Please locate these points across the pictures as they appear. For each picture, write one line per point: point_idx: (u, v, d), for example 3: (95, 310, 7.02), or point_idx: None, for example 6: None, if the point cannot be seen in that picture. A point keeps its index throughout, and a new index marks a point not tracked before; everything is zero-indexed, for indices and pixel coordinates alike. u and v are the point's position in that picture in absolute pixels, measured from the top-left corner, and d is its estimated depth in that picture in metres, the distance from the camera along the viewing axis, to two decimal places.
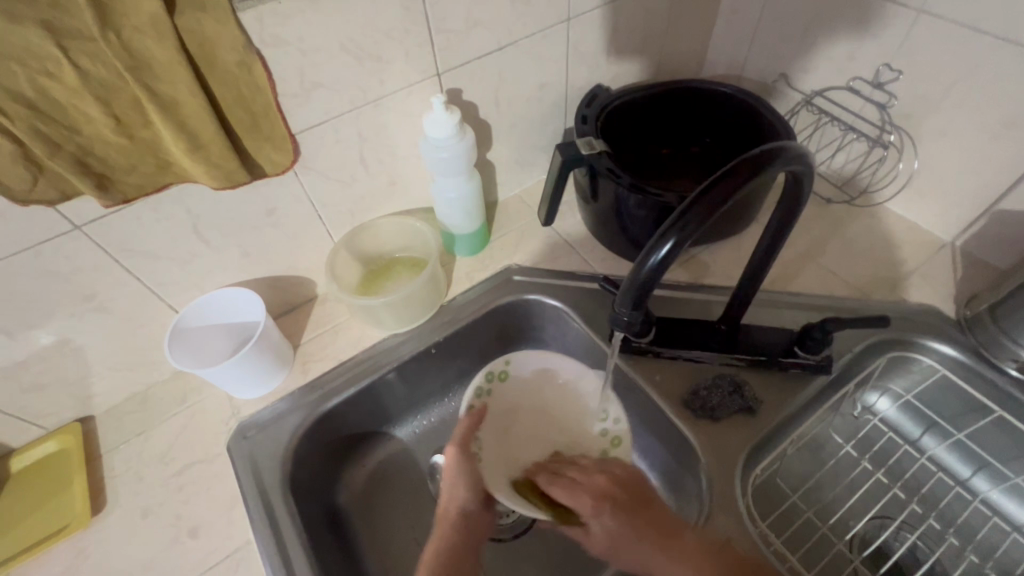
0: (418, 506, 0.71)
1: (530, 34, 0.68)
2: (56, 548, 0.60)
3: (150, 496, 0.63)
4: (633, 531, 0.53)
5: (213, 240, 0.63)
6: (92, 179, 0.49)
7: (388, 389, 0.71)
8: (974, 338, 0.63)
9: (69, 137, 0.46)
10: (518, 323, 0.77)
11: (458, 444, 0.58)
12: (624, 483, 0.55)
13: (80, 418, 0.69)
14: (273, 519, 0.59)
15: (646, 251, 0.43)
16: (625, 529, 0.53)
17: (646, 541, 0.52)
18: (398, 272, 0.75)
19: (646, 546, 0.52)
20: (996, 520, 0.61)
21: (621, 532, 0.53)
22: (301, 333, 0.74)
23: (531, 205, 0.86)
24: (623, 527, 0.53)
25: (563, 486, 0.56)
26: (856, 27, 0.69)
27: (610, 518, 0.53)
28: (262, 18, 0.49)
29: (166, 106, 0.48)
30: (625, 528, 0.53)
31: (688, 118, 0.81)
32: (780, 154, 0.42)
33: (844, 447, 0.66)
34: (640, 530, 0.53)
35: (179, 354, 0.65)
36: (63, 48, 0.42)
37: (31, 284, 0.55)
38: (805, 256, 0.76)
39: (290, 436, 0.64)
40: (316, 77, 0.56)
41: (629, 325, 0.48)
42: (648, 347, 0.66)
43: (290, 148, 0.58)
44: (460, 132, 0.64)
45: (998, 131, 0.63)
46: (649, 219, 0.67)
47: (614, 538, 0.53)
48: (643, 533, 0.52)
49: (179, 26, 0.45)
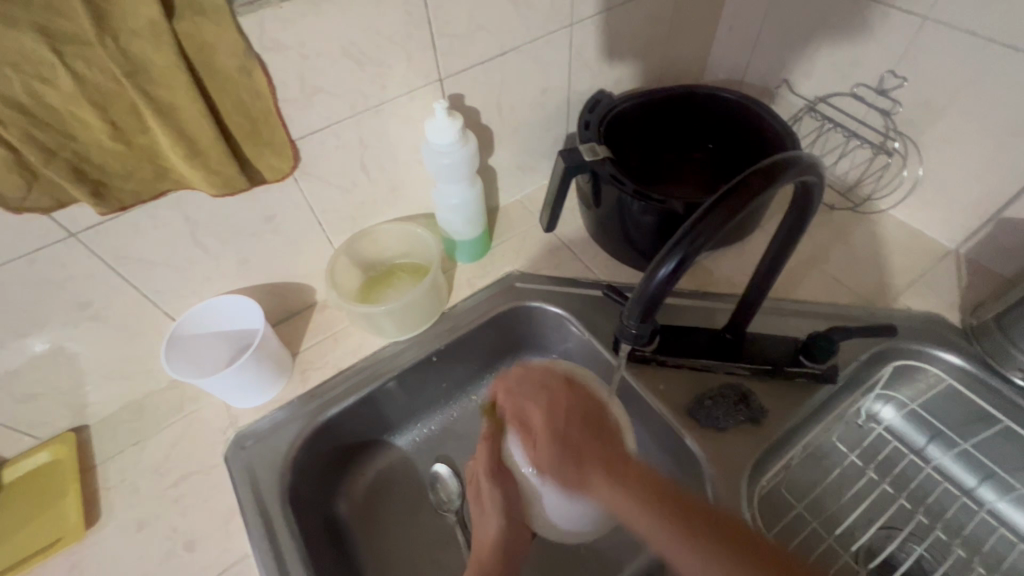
0: (418, 515, 0.70)
1: (534, 39, 0.67)
2: (48, 562, 0.58)
3: (145, 507, 0.61)
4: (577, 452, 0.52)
5: (211, 246, 0.62)
6: (88, 187, 0.48)
7: (389, 398, 0.70)
8: (980, 347, 0.62)
9: (64, 143, 0.45)
10: (521, 330, 0.76)
11: (485, 466, 0.58)
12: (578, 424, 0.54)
13: (74, 427, 0.67)
14: (271, 530, 0.57)
15: (656, 264, 0.42)
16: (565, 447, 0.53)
17: (590, 459, 0.51)
18: (398, 279, 0.74)
19: (584, 464, 0.51)
20: (1002, 531, 0.60)
21: (554, 463, 0.52)
22: (300, 341, 0.73)
23: (532, 211, 0.85)
24: (566, 451, 0.52)
25: (524, 438, 0.56)
26: (860, 34, 0.69)
27: (551, 446, 0.53)
28: (262, 23, 0.49)
29: (164, 112, 0.47)
30: (563, 465, 0.52)
31: (692, 124, 0.80)
32: (792, 164, 0.42)
33: (849, 456, 0.65)
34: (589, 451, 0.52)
35: (176, 363, 0.64)
36: (58, 53, 0.41)
37: (25, 292, 0.54)
38: (809, 264, 0.76)
39: (289, 446, 0.63)
40: (317, 83, 0.55)
41: (637, 337, 0.48)
42: (652, 356, 0.65)
43: (289, 154, 0.57)
44: (462, 138, 0.63)
45: (1003, 139, 0.62)
46: (653, 226, 0.66)
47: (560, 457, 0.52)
48: (584, 455, 0.51)
49: (177, 30, 0.44)
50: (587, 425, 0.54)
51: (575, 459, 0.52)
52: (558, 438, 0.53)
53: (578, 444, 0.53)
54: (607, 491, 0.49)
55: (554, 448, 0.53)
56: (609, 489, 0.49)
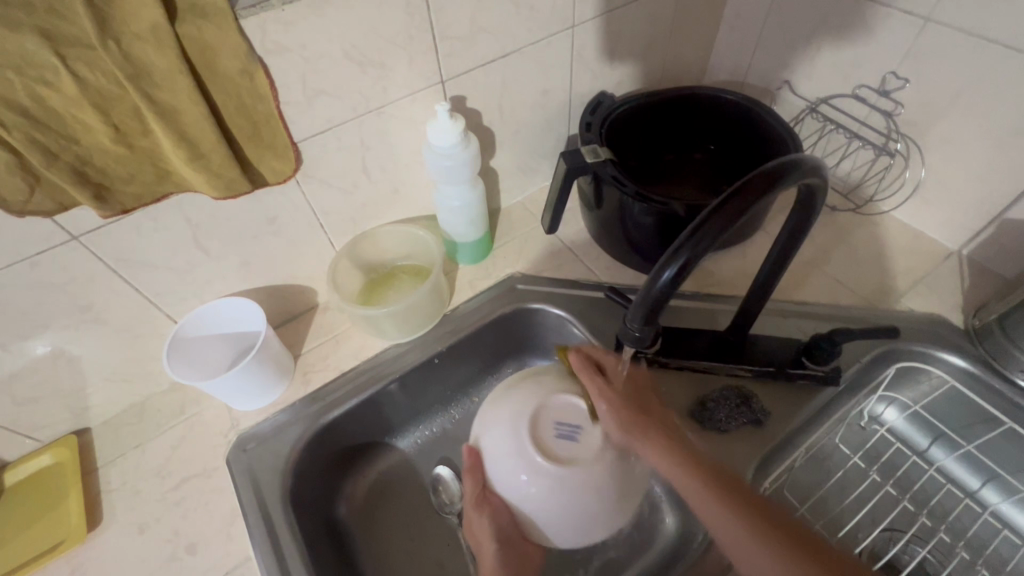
0: (419, 518, 0.69)
1: (535, 41, 0.67)
2: (49, 565, 0.58)
3: (147, 510, 0.61)
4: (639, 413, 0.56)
5: (212, 249, 0.62)
6: (90, 190, 0.48)
7: (390, 400, 0.70)
8: (982, 348, 0.62)
9: (66, 146, 0.45)
10: (522, 332, 0.76)
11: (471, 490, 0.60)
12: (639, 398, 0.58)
13: (76, 430, 0.67)
14: (273, 533, 0.57)
15: (659, 267, 0.42)
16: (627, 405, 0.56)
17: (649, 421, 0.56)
18: (399, 281, 0.74)
19: (643, 422, 0.55)
20: (1006, 533, 0.60)
21: (622, 406, 0.56)
22: (301, 343, 0.73)
23: (534, 213, 0.85)
24: (631, 410, 0.56)
25: (592, 381, 0.57)
26: (862, 35, 0.69)
27: (619, 396, 0.56)
28: (263, 26, 0.49)
29: (166, 115, 0.47)
30: (629, 411, 0.55)
31: (693, 126, 0.80)
32: (795, 166, 0.42)
33: (852, 458, 0.65)
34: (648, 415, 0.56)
35: (178, 366, 0.64)
36: (61, 56, 0.41)
37: (27, 295, 0.54)
38: (811, 265, 0.75)
39: (291, 449, 0.63)
40: (318, 85, 0.55)
41: (640, 340, 0.47)
42: (654, 358, 0.65)
43: (291, 156, 0.57)
44: (464, 140, 0.63)
45: (1006, 140, 0.62)
46: (655, 228, 0.66)
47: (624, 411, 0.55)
48: (644, 416, 0.56)
49: (179, 33, 0.44)
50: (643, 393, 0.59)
51: (644, 418, 0.56)
52: (625, 393, 0.58)
53: (641, 404, 0.57)
54: (667, 458, 0.53)
55: (627, 400, 0.56)
56: (661, 448, 0.54)
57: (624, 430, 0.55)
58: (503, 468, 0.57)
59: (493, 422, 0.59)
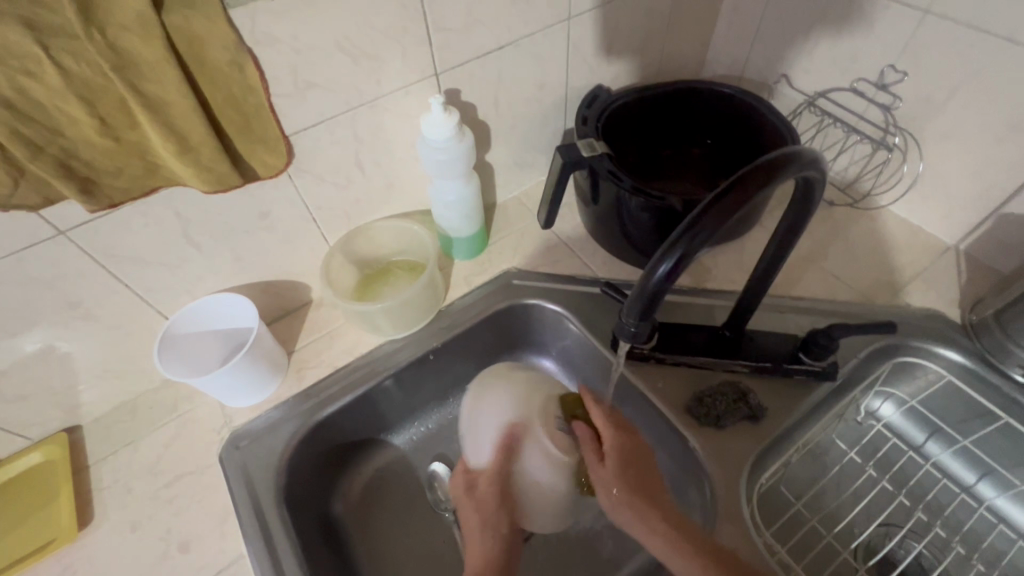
0: (415, 515, 0.69)
1: (531, 34, 0.66)
2: (40, 564, 0.58)
3: (139, 508, 0.61)
4: (636, 489, 0.55)
5: (204, 244, 0.61)
6: (77, 183, 0.47)
7: (385, 397, 0.70)
8: (979, 343, 0.62)
9: (52, 138, 0.44)
10: (518, 328, 0.76)
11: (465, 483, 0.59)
12: (640, 467, 0.57)
13: (67, 427, 0.67)
14: (267, 532, 0.57)
15: (655, 261, 0.41)
16: (624, 481, 0.55)
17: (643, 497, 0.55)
18: (394, 277, 0.73)
19: (637, 503, 0.54)
20: (1002, 527, 0.60)
21: (619, 481, 0.55)
22: (295, 339, 0.72)
23: (530, 208, 0.84)
24: (629, 484, 0.55)
25: (593, 449, 0.58)
26: (860, 28, 0.68)
27: (617, 469, 0.56)
28: (253, 17, 0.48)
29: (154, 108, 0.46)
30: (627, 487, 0.55)
31: (690, 120, 0.79)
32: (793, 159, 0.41)
33: (848, 453, 0.65)
34: (645, 489, 0.55)
35: (170, 362, 0.63)
36: (44, 47, 0.40)
37: (14, 291, 0.53)
38: (809, 260, 0.75)
39: (284, 446, 0.63)
40: (310, 77, 0.54)
41: (635, 336, 0.47)
42: (651, 354, 0.65)
43: (282, 150, 0.56)
44: (459, 133, 0.62)
45: (1004, 134, 0.62)
46: (652, 223, 0.65)
47: (621, 485, 0.55)
48: (640, 493, 0.55)
49: (166, 23, 0.43)
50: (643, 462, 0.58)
51: (643, 496, 0.55)
52: (627, 465, 0.56)
53: (640, 474, 0.56)
54: (661, 542, 0.52)
55: (626, 475, 0.55)
56: (652, 529, 0.53)
57: (622, 504, 0.55)
58: (503, 454, 0.58)
59: (491, 418, 0.60)
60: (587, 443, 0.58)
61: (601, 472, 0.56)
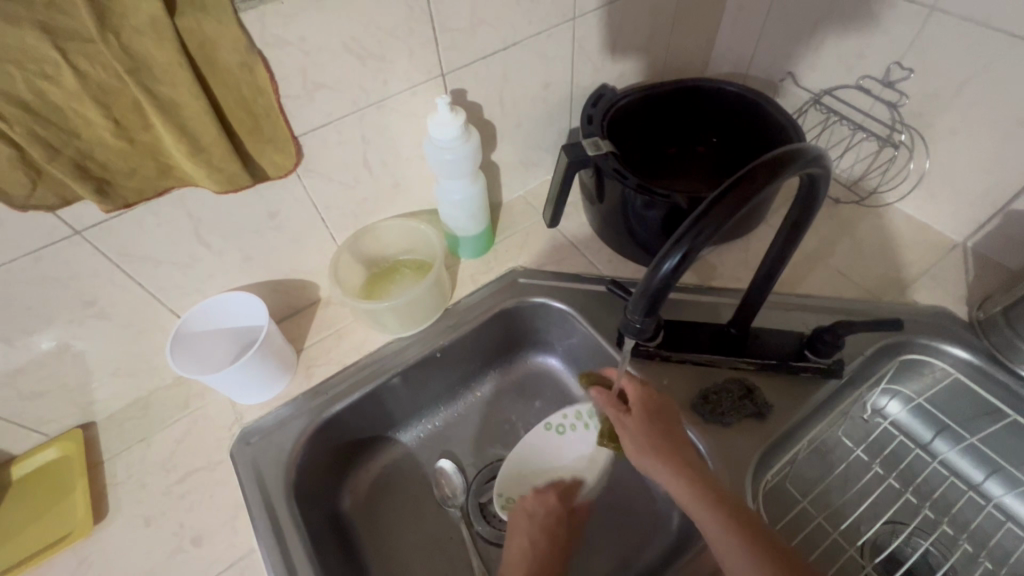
0: (421, 511, 0.70)
1: (536, 33, 0.67)
2: (56, 557, 0.59)
3: (152, 503, 0.62)
4: (659, 436, 0.56)
5: (214, 243, 0.62)
6: (91, 184, 0.48)
7: (393, 394, 0.70)
8: (987, 340, 0.62)
9: (67, 140, 0.45)
10: (523, 326, 0.76)
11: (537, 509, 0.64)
12: (663, 417, 0.58)
13: (81, 424, 0.68)
14: (277, 527, 0.58)
15: (660, 257, 0.42)
16: (646, 430, 0.57)
17: (664, 441, 0.56)
18: (401, 275, 0.74)
19: (657, 447, 0.55)
20: (1009, 525, 0.60)
21: (641, 432, 0.57)
22: (304, 337, 0.73)
23: (535, 207, 0.85)
24: (652, 433, 0.56)
25: (617, 406, 0.60)
26: (866, 25, 0.68)
27: (640, 420, 0.57)
28: (262, 19, 0.48)
29: (166, 109, 0.47)
30: (649, 434, 0.56)
31: (696, 118, 0.80)
32: (796, 156, 0.41)
33: (855, 451, 0.65)
34: (666, 436, 0.56)
35: (182, 360, 0.64)
36: (61, 50, 0.41)
37: (31, 290, 0.54)
38: (814, 258, 0.75)
39: (294, 442, 0.63)
40: (318, 78, 0.55)
41: (641, 332, 0.47)
42: (656, 351, 0.65)
43: (292, 150, 0.57)
44: (465, 133, 0.63)
45: (1011, 130, 0.62)
46: (658, 221, 0.65)
47: (642, 437, 0.56)
48: (661, 437, 0.56)
49: (179, 27, 0.44)
50: (670, 416, 0.58)
51: (668, 441, 0.56)
52: (651, 419, 0.58)
53: (662, 424, 0.57)
54: (683, 484, 0.52)
55: (649, 423, 0.57)
56: (672, 471, 0.53)
57: (643, 452, 0.56)
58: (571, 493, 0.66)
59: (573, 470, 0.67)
60: (611, 404, 0.61)
61: (626, 424, 0.58)
